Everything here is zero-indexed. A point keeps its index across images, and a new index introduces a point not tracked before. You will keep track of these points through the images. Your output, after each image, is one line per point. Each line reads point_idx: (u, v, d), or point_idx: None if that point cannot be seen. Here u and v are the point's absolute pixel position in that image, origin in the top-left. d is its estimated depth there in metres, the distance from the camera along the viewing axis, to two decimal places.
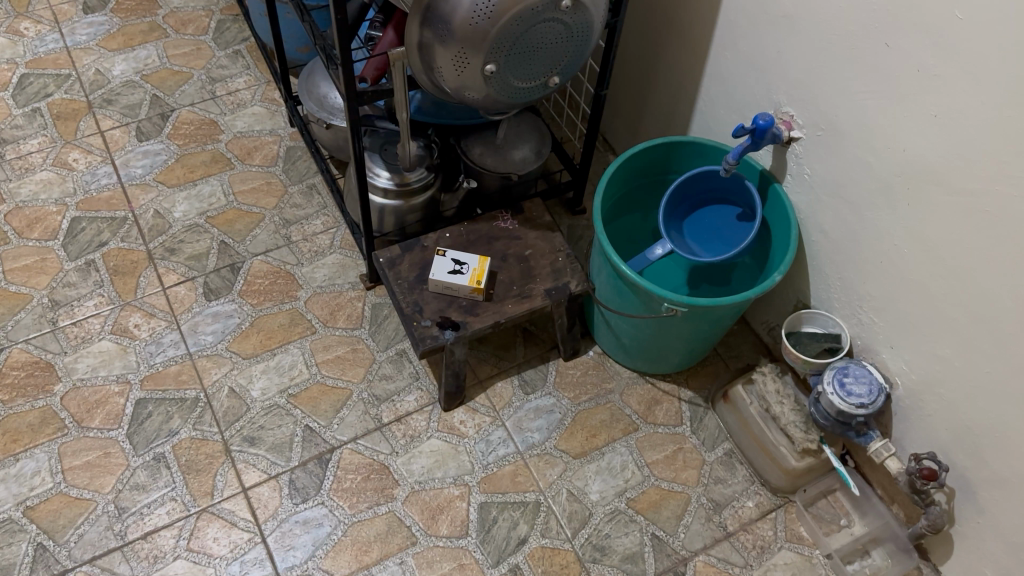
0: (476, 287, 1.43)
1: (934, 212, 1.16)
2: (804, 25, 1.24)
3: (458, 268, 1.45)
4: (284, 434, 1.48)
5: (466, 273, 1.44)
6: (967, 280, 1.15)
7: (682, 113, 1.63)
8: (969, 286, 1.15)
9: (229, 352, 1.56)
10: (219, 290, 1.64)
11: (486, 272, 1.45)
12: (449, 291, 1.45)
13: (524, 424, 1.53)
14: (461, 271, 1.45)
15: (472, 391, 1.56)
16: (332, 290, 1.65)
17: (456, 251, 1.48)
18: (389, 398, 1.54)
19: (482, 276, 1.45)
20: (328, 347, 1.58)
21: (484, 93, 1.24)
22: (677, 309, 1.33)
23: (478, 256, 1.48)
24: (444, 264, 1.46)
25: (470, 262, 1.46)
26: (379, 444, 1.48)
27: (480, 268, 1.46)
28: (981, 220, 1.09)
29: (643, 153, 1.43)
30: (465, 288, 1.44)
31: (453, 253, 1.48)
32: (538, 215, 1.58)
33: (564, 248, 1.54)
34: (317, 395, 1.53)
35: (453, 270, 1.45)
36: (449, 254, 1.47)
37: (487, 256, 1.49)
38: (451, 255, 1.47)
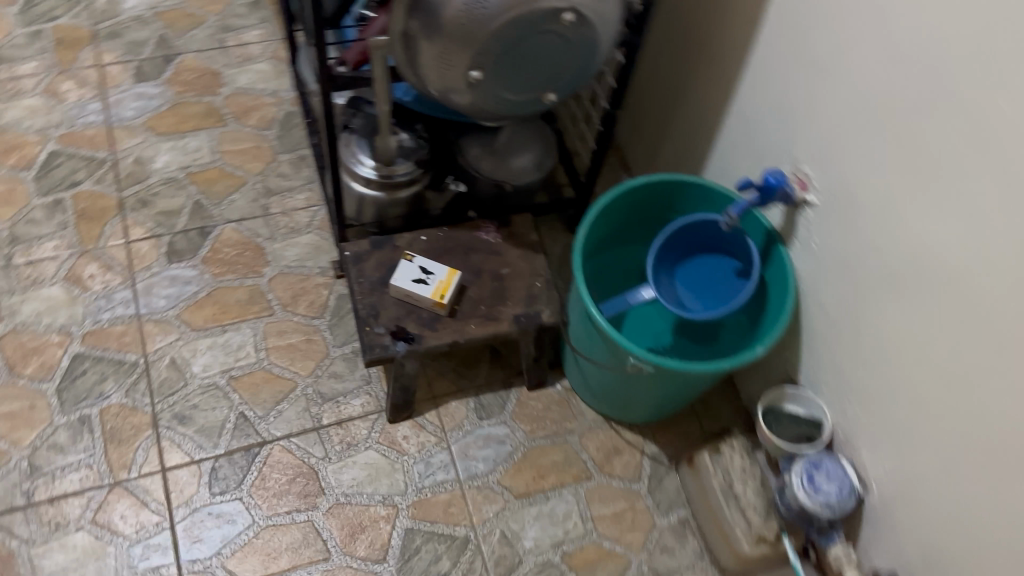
0: (438, 302, 1.33)
1: (936, 313, 1.03)
2: (835, 79, 1.12)
3: (423, 278, 1.35)
4: (216, 417, 1.40)
5: (430, 284, 1.35)
6: (959, 395, 1.02)
7: (702, 147, 1.50)
8: (960, 402, 1.02)
9: (178, 320, 1.49)
10: (182, 252, 1.56)
11: (452, 286, 1.35)
12: (410, 299, 1.35)
13: (470, 451, 1.43)
14: (425, 281, 1.35)
15: (422, 406, 1.46)
16: (299, 272, 1.56)
17: (425, 259, 1.38)
18: (334, 399, 1.44)
19: (447, 290, 1.34)
20: (282, 334, 1.49)
21: (469, 99, 1.14)
22: (643, 366, 1.22)
23: (447, 267, 1.38)
24: (409, 272, 1.36)
25: (437, 273, 1.36)
26: (313, 447, 1.40)
27: (446, 281, 1.35)
28: (983, 332, 0.96)
29: (642, 187, 1.32)
30: (427, 301, 1.34)
31: (421, 260, 1.38)
32: (524, 232, 1.46)
33: (545, 272, 1.42)
34: (259, 382, 1.44)
35: (417, 279, 1.35)
36: (416, 261, 1.38)
37: (458, 269, 1.39)
38: (419, 263, 1.37)
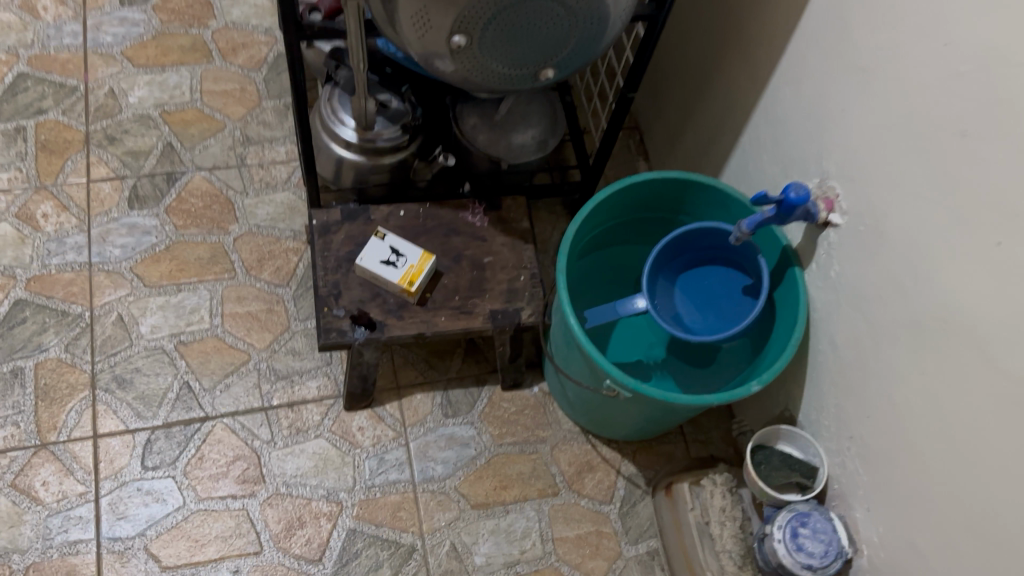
0: (406, 289, 1.19)
1: (957, 374, 0.89)
2: (880, 88, 0.97)
3: (392, 261, 1.21)
4: (159, 385, 1.29)
5: (398, 268, 1.20)
6: (969, 471, 0.89)
7: (724, 142, 1.33)
8: (968, 479, 0.89)
9: (132, 274, 1.37)
10: (146, 199, 1.44)
11: (424, 272, 1.20)
12: (377, 282, 1.22)
13: (429, 451, 1.31)
14: (394, 264, 1.21)
15: (384, 396, 1.34)
16: (269, 234, 1.44)
17: (398, 239, 1.24)
18: (288, 378, 1.33)
19: (418, 276, 1.20)
20: (242, 300, 1.37)
21: (454, 67, 0.97)
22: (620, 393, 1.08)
23: (422, 250, 1.23)
24: (378, 252, 1.22)
25: (409, 256, 1.21)
26: (258, 429, 1.29)
27: (418, 266, 1.21)
28: (1006, 406, 0.83)
29: (647, 184, 1.17)
30: (393, 287, 1.20)
31: (394, 240, 1.23)
32: (516, 218, 1.31)
33: (532, 266, 1.28)
34: (210, 351, 1.33)
35: (386, 261, 1.21)
36: (388, 240, 1.23)
37: (433, 253, 1.23)
38: (390, 243, 1.23)
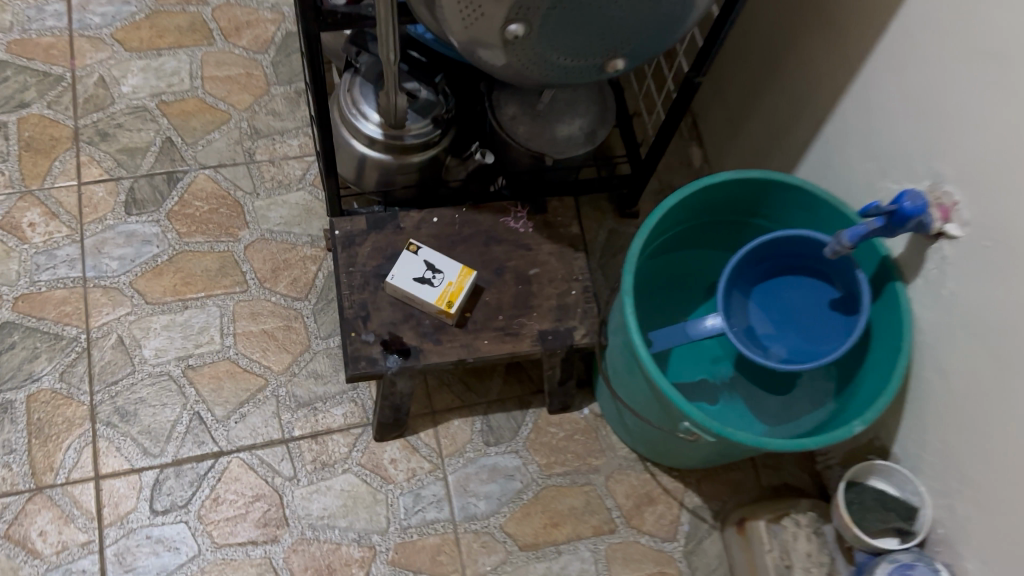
0: (445, 311, 1.04)
1: None
2: (1017, 78, 0.80)
3: (428, 278, 1.06)
4: (166, 417, 1.16)
5: (436, 287, 1.05)
6: None
7: (802, 130, 1.17)
8: None
9: (132, 290, 1.23)
10: (144, 203, 1.29)
11: (464, 290, 1.05)
12: (410, 301, 1.07)
13: (470, 486, 1.16)
14: (430, 282, 1.05)
15: (418, 423, 1.19)
16: (284, 240, 1.28)
17: (432, 252, 1.08)
18: (311, 405, 1.19)
19: (457, 295, 1.05)
20: (256, 317, 1.23)
21: (505, 60, 0.81)
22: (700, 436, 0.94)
23: (460, 264, 1.08)
24: (410, 268, 1.06)
25: (446, 272, 1.06)
26: (279, 465, 1.15)
27: (457, 283, 1.06)
28: None
29: (724, 186, 1.02)
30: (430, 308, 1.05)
31: (428, 254, 1.08)
32: (564, 221, 1.16)
33: (584, 277, 1.13)
34: (222, 377, 1.19)
35: (420, 278, 1.06)
36: (422, 255, 1.08)
37: (474, 268, 1.08)
38: (424, 258, 1.08)
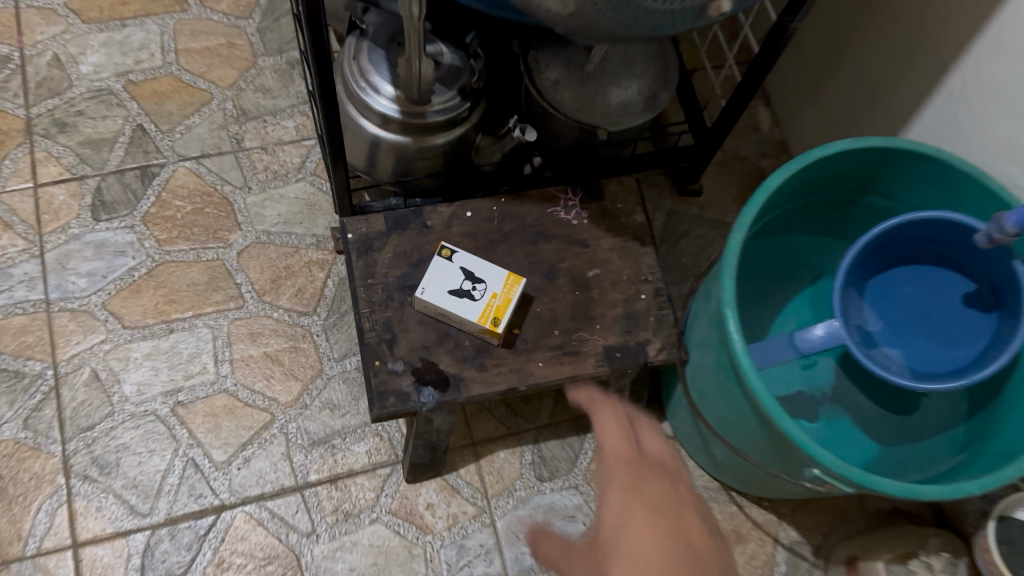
0: (491, 330, 0.83)
1: None
2: None
3: (467, 291, 0.85)
4: (155, 467, 0.96)
5: (477, 301, 0.85)
6: None
7: (916, 82, 0.96)
8: None
9: (105, 312, 1.02)
10: (115, 205, 1.08)
11: (513, 304, 0.85)
12: (445, 319, 0.86)
13: (523, 532, 0.97)
14: (470, 295, 0.85)
15: (456, 458, 1.00)
16: (284, 243, 1.08)
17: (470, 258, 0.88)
18: (328, 443, 0.99)
19: (505, 311, 0.84)
20: (256, 338, 1.03)
21: (568, 7, 0.62)
22: (833, 485, 0.74)
23: (505, 271, 0.87)
24: (444, 279, 0.86)
25: (489, 282, 0.86)
26: (293, 518, 0.95)
27: (503, 295, 0.85)
28: None
29: (835, 159, 0.82)
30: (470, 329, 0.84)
31: (464, 260, 0.88)
32: (624, 208, 0.95)
33: (654, 276, 0.92)
34: (219, 414, 0.99)
35: (457, 291, 0.85)
36: (458, 261, 0.87)
37: (521, 275, 0.88)
38: (461, 265, 0.87)
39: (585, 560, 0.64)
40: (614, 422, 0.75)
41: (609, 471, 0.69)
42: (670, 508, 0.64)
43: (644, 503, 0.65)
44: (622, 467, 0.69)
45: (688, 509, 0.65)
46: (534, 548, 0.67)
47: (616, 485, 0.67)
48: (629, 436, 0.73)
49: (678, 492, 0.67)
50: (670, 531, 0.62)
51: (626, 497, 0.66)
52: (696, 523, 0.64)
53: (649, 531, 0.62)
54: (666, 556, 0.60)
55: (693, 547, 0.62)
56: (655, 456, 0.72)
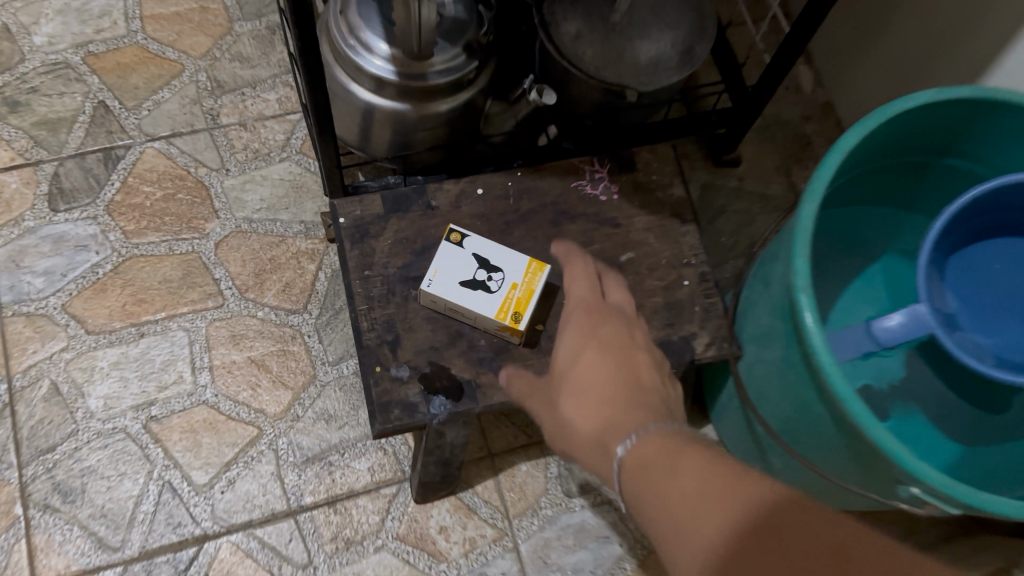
0: (512, 327, 0.70)
1: None
2: None
3: (481, 282, 0.72)
4: (125, 493, 0.84)
5: (494, 294, 0.71)
6: None
7: (997, 25, 0.82)
8: None
9: (66, 315, 0.90)
10: (75, 193, 0.95)
11: (536, 295, 0.71)
12: (457, 314, 0.73)
13: (551, 557, 0.85)
14: (486, 286, 0.71)
15: (473, 473, 0.88)
16: (268, 231, 0.95)
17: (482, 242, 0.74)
18: (325, 460, 0.87)
19: (527, 304, 0.71)
20: (239, 341, 0.90)
21: None
22: (936, 507, 0.61)
23: (525, 255, 0.74)
24: (454, 269, 0.72)
25: (507, 271, 0.72)
26: (287, 548, 0.83)
27: (524, 285, 0.72)
28: None
29: (918, 111, 0.69)
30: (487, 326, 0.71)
31: (476, 244, 0.74)
32: (659, 181, 0.82)
33: (698, 258, 0.79)
34: (198, 430, 0.87)
35: (470, 282, 0.72)
36: (469, 246, 0.73)
37: (542, 260, 0.74)
38: (473, 251, 0.73)
39: (545, 394, 0.64)
40: (585, 274, 0.71)
41: (568, 315, 0.67)
42: (619, 347, 0.61)
43: (596, 341, 0.62)
44: (580, 311, 0.67)
45: (639, 348, 0.62)
46: (509, 386, 0.69)
47: (573, 327, 0.65)
48: (592, 285, 0.70)
49: (634, 334, 0.64)
50: (616, 366, 0.59)
51: (580, 338, 0.63)
52: (647, 363, 0.61)
53: (594, 365, 0.60)
54: (609, 389, 0.57)
55: (636, 381, 0.59)
56: (618, 305, 0.69)
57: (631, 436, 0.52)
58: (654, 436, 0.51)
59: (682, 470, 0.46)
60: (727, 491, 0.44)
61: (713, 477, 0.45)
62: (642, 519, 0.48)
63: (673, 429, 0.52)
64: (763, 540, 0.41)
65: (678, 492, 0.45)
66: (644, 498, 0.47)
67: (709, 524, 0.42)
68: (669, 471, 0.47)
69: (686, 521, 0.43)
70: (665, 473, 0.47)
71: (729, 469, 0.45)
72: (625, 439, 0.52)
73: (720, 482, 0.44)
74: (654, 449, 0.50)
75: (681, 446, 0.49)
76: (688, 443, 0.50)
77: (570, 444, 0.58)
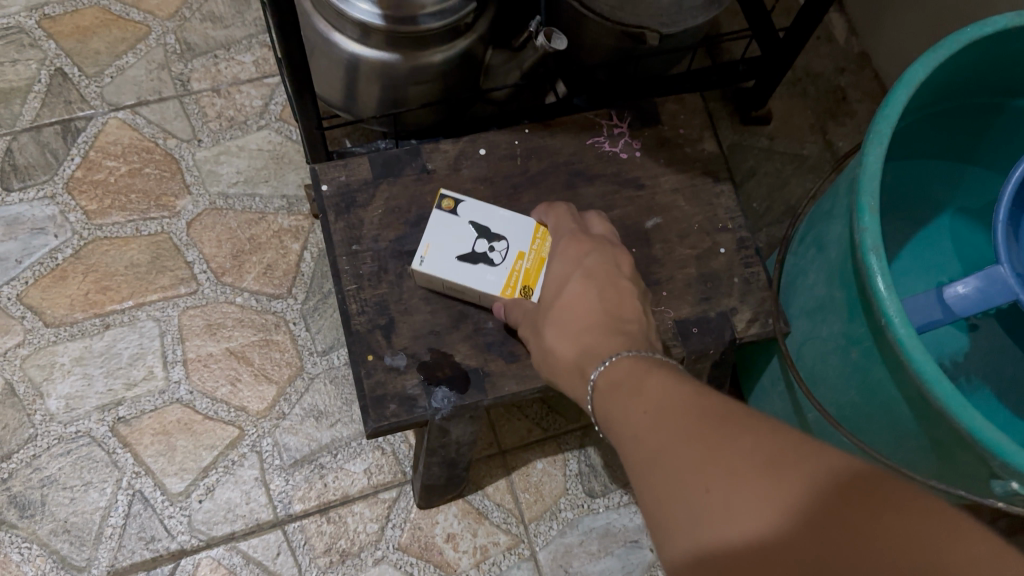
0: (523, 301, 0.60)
1: None
2: None
3: (483, 254, 0.61)
4: (92, 505, 0.74)
5: (499, 266, 0.60)
6: None
7: None
8: None
9: (22, 307, 0.80)
10: (30, 170, 0.85)
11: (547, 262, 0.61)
12: (456, 292, 0.63)
13: (573, 565, 0.75)
14: (489, 257, 0.61)
15: (483, 473, 0.78)
16: (246, 208, 0.85)
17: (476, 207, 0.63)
18: (317, 462, 0.77)
19: (537, 272, 0.61)
20: (216, 331, 0.80)
21: None
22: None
23: (530, 219, 0.63)
24: (449, 242, 0.62)
25: (511, 238, 0.62)
26: (275, 564, 0.73)
27: (533, 255, 0.61)
28: None
29: (995, 42, 0.58)
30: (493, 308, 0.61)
31: (473, 211, 0.63)
32: (687, 136, 0.71)
33: (734, 222, 0.68)
34: (172, 432, 0.77)
35: (470, 256, 0.61)
36: (465, 214, 0.63)
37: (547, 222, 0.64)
38: (469, 219, 0.63)
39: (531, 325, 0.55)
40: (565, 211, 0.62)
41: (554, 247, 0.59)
42: (605, 275, 0.54)
43: (581, 271, 0.54)
44: (564, 240, 0.58)
45: (626, 276, 0.54)
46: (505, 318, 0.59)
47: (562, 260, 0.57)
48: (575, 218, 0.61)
49: (623, 262, 0.56)
50: (601, 297, 0.52)
51: (566, 269, 0.56)
52: (636, 293, 0.53)
53: (577, 298, 0.52)
54: (591, 318, 0.50)
55: (621, 314, 0.51)
56: (604, 236, 0.60)
57: (607, 358, 0.46)
58: (625, 360, 0.45)
59: (644, 386, 0.41)
60: (687, 398, 0.37)
61: (676, 390, 0.38)
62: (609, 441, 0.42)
63: (649, 352, 0.46)
64: (709, 424, 0.34)
65: (637, 408, 0.39)
66: (610, 419, 0.42)
67: (660, 421, 0.37)
68: (631, 387, 0.41)
69: (642, 427, 0.38)
70: (629, 392, 0.41)
71: (698, 383, 0.39)
72: (599, 363, 0.46)
73: (682, 392, 0.38)
74: (623, 372, 0.44)
75: (651, 368, 0.43)
76: (660, 366, 0.44)
77: (555, 376, 0.51)
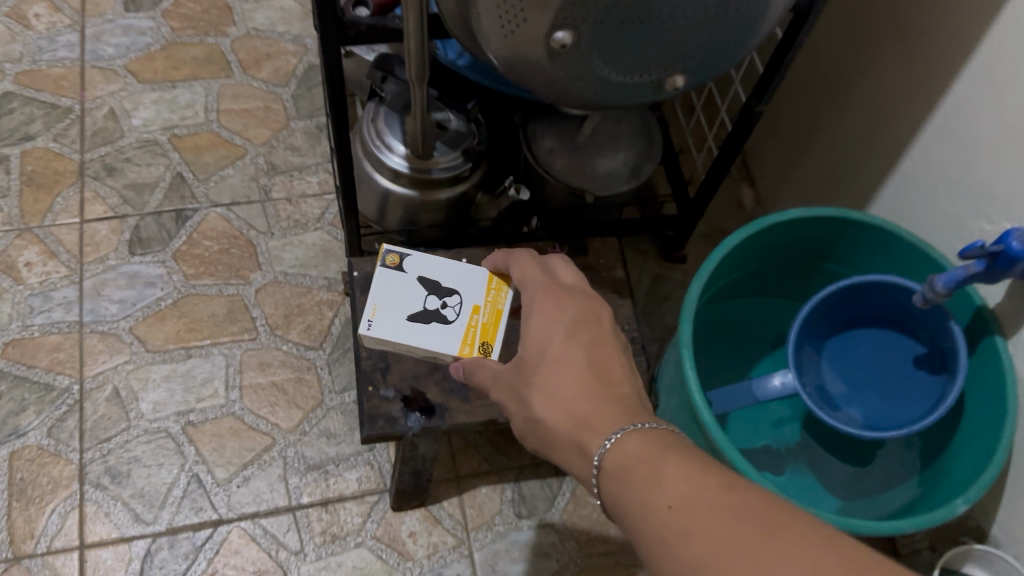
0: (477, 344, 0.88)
1: None
2: None
3: (439, 309, 0.89)
4: (162, 479, 1.04)
5: (455, 319, 0.89)
6: None
7: (876, 164, 1.06)
8: None
9: (131, 336, 1.12)
10: (150, 241, 1.19)
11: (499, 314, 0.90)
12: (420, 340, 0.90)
13: (497, 564, 1.03)
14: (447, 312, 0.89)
15: (441, 491, 1.07)
16: (299, 283, 1.18)
17: (423, 263, 0.92)
18: (324, 469, 1.07)
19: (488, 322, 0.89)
20: (265, 368, 1.12)
21: (547, 80, 0.71)
22: None
23: (481, 272, 0.91)
24: (411, 299, 0.89)
25: (465, 294, 0.90)
26: (285, 536, 1.02)
27: (490, 307, 0.90)
28: None
29: (793, 225, 0.90)
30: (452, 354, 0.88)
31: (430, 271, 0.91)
32: (607, 265, 1.04)
33: (630, 326, 1.00)
34: (225, 435, 1.07)
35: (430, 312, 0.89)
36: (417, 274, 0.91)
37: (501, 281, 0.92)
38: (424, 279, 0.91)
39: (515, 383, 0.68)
40: (530, 262, 0.78)
41: (533, 299, 0.72)
42: (586, 333, 0.66)
43: (563, 330, 0.67)
44: (544, 295, 0.71)
45: (609, 330, 0.67)
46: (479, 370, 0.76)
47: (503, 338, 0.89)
48: (544, 269, 0.77)
49: (604, 320, 0.68)
50: (586, 356, 0.64)
51: (550, 321, 0.68)
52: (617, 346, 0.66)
53: (565, 361, 0.64)
54: (581, 376, 0.63)
55: (610, 376, 0.63)
56: (576, 286, 0.73)
57: (615, 435, 0.58)
58: (635, 437, 0.57)
59: (664, 478, 0.52)
60: (715, 505, 0.48)
61: (697, 486, 0.50)
62: (631, 524, 0.53)
63: (653, 425, 0.57)
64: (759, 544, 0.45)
65: (664, 501, 0.51)
66: (634, 508, 0.53)
67: (708, 533, 0.47)
68: (653, 478, 0.53)
69: (685, 532, 0.48)
70: (647, 480, 0.53)
71: (708, 475, 0.51)
72: (604, 442, 0.58)
73: (701, 491, 0.50)
74: (635, 454, 0.55)
75: (659, 450, 0.54)
76: (663, 446, 0.55)
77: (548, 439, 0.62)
